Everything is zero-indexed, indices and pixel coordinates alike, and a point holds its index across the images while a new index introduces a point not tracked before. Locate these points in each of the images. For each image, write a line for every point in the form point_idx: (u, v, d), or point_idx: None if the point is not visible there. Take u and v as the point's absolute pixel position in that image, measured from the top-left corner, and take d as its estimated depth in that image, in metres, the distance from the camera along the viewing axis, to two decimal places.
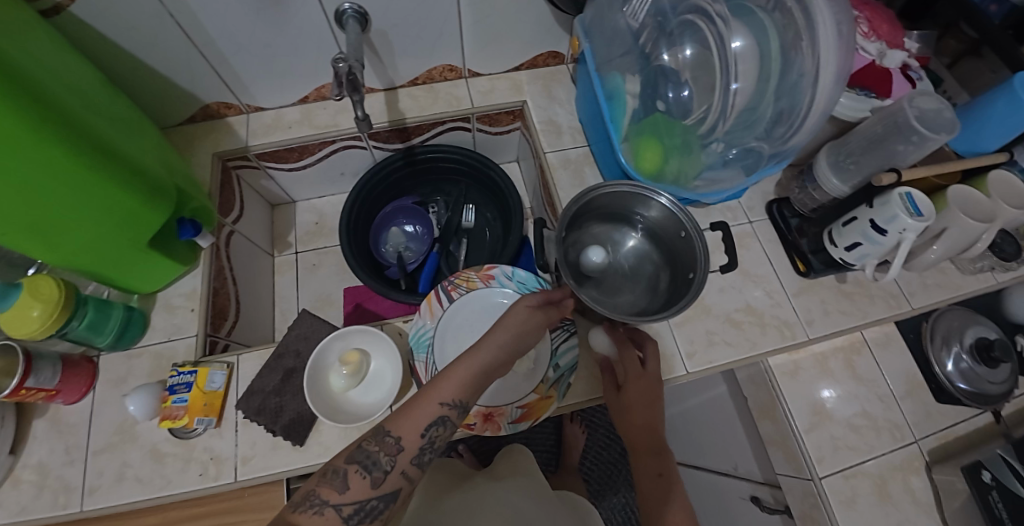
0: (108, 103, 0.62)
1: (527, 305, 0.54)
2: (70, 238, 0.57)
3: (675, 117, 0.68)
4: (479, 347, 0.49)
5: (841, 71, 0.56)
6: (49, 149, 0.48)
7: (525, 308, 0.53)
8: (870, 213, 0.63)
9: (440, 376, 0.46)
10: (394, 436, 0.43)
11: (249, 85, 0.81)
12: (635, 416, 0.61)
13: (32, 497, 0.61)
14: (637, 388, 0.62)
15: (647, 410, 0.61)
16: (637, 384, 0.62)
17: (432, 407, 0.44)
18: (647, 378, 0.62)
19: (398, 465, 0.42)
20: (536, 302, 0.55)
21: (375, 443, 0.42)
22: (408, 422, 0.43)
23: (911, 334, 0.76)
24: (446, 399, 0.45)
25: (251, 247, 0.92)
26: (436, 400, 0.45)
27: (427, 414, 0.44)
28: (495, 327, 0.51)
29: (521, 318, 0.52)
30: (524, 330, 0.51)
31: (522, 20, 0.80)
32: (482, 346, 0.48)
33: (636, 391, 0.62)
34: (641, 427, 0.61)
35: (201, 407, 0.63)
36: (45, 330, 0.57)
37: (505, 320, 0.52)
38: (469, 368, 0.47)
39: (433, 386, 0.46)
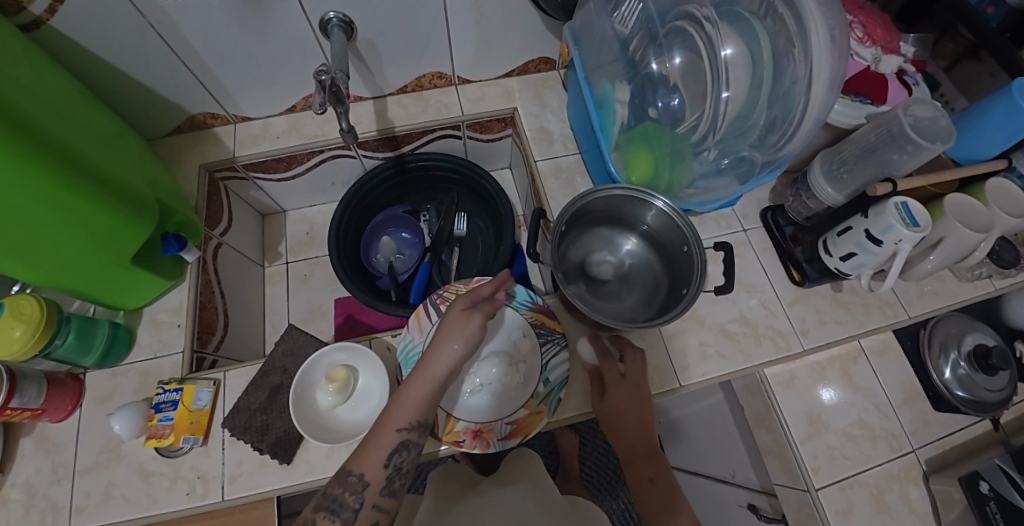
0: (86, 118, 0.61)
1: (462, 308, 0.54)
2: (52, 256, 0.56)
3: (665, 125, 0.66)
4: (424, 365, 0.51)
5: (836, 77, 0.55)
6: (30, 171, 0.47)
7: (459, 314, 0.54)
8: (865, 223, 0.62)
9: (391, 404, 0.49)
10: (355, 474, 0.46)
11: (235, 94, 0.80)
12: (628, 425, 0.61)
13: (19, 517, 0.60)
14: (623, 394, 0.62)
15: (639, 418, 0.61)
16: (624, 390, 0.62)
17: (389, 435, 0.48)
18: (632, 383, 0.63)
19: (366, 501, 0.46)
20: (467, 305, 0.55)
21: (339, 486, 0.46)
22: (368, 458, 0.47)
23: (909, 341, 0.75)
24: (402, 425, 0.48)
25: (241, 259, 0.91)
26: (393, 428, 0.48)
27: (386, 444, 0.47)
28: (436, 338, 0.52)
29: (459, 322, 0.53)
30: (468, 332, 0.52)
31: (511, 27, 0.79)
32: (428, 365, 0.51)
33: (624, 399, 0.62)
34: (636, 436, 0.60)
35: (187, 425, 0.62)
36: (27, 350, 0.56)
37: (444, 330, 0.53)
38: (418, 392, 0.50)
39: (386, 415, 0.49)
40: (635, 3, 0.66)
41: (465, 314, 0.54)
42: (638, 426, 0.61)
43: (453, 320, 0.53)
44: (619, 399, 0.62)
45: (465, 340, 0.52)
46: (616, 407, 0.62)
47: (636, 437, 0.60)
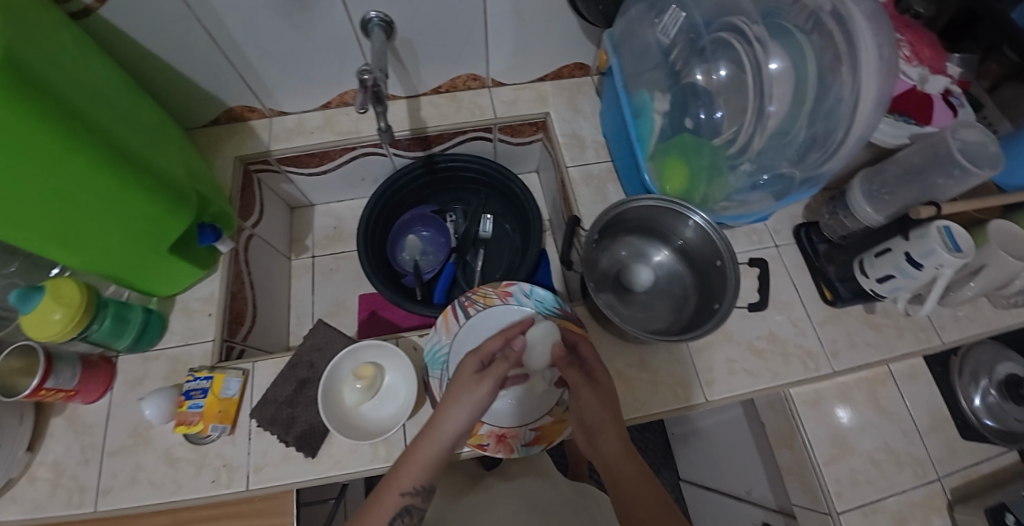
0: (131, 108, 0.62)
1: (471, 372, 0.55)
2: (92, 243, 0.57)
3: (704, 137, 0.65)
4: (432, 427, 0.53)
5: (883, 97, 0.54)
6: (77, 159, 0.49)
7: (468, 372, 0.55)
8: (905, 246, 0.61)
9: (396, 468, 0.52)
10: None
11: (273, 89, 0.81)
12: (608, 442, 0.55)
13: (46, 495, 0.62)
14: (594, 409, 0.56)
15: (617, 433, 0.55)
16: (594, 403, 0.56)
17: (394, 499, 0.51)
18: (602, 393, 0.56)
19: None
20: (476, 366, 0.56)
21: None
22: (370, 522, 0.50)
23: (939, 368, 0.72)
24: (404, 489, 0.51)
25: (270, 251, 0.92)
26: (395, 491, 0.51)
27: (388, 507, 0.50)
28: (445, 400, 0.54)
29: (468, 382, 0.54)
30: (476, 394, 0.53)
31: (549, 32, 0.79)
32: (435, 429, 0.53)
33: (598, 412, 0.56)
34: (617, 456, 0.54)
35: (215, 414, 0.63)
36: (66, 333, 0.57)
37: (451, 390, 0.54)
38: (422, 457, 0.52)
39: (389, 479, 0.52)
40: (678, 13, 0.65)
41: (473, 374, 0.55)
42: (619, 445, 0.55)
43: (463, 378, 0.55)
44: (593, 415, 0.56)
45: (475, 403, 0.53)
46: (593, 423, 0.56)
47: (618, 455, 0.54)
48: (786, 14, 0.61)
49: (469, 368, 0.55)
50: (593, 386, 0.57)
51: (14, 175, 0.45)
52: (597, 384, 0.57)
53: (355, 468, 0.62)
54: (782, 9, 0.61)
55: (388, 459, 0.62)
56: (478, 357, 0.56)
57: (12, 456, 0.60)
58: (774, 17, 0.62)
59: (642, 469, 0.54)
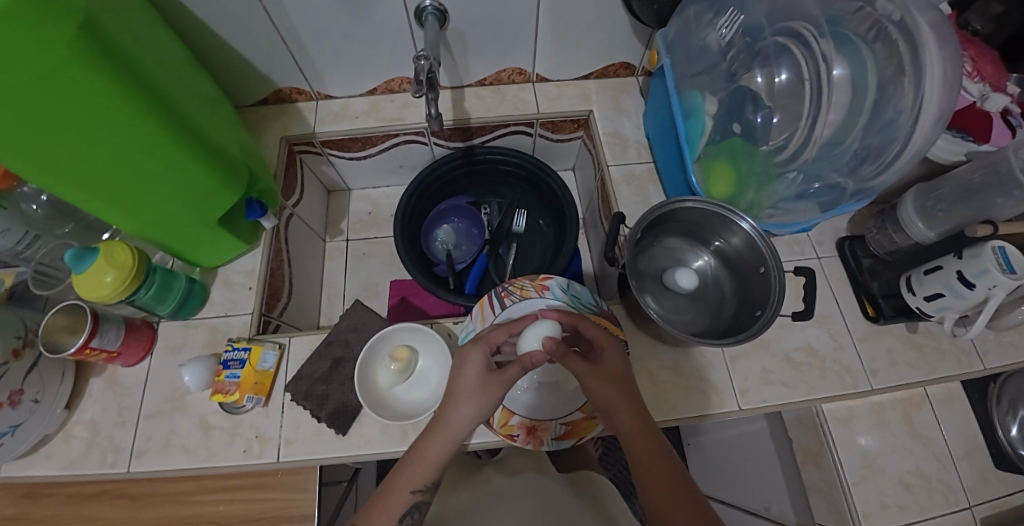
0: (196, 81, 0.64)
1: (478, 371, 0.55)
2: (147, 211, 0.58)
3: (756, 142, 0.64)
4: (437, 425, 0.54)
5: (946, 108, 0.53)
6: (145, 124, 0.50)
7: (472, 370, 0.55)
8: (958, 264, 0.59)
9: (402, 467, 0.53)
10: None
11: (323, 72, 0.82)
12: (623, 421, 0.52)
13: (81, 453, 0.63)
14: (603, 392, 0.53)
15: (633, 410, 0.53)
16: (603, 383, 0.54)
17: (403, 495, 0.52)
18: (606, 373, 0.54)
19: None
20: (480, 366, 0.55)
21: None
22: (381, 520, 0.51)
23: (976, 394, 0.69)
24: (413, 487, 0.52)
25: (307, 231, 0.93)
26: (405, 490, 0.52)
27: (398, 506, 0.51)
28: (450, 397, 0.54)
29: (474, 381, 0.54)
30: (481, 393, 0.53)
31: (599, 30, 0.79)
32: (441, 428, 0.53)
33: (607, 393, 0.53)
34: (635, 434, 0.52)
35: (251, 385, 0.64)
36: (116, 294, 0.59)
37: (456, 388, 0.55)
38: (429, 456, 0.53)
39: (396, 477, 0.53)
40: (737, 15, 0.65)
41: (477, 375, 0.55)
42: (635, 423, 0.52)
43: (465, 378, 0.54)
44: (603, 396, 0.53)
45: (478, 402, 0.53)
46: (604, 403, 0.53)
47: (635, 434, 0.52)
48: (846, 23, 0.60)
49: (473, 368, 0.55)
50: (598, 370, 0.54)
51: (84, 134, 0.47)
52: (601, 368, 0.54)
53: (384, 448, 0.62)
54: (842, 17, 0.60)
55: None
56: (481, 354, 0.56)
57: (51, 412, 0.62)
58: (836, 25, 0.60)
59: (661, 444, 0.52)
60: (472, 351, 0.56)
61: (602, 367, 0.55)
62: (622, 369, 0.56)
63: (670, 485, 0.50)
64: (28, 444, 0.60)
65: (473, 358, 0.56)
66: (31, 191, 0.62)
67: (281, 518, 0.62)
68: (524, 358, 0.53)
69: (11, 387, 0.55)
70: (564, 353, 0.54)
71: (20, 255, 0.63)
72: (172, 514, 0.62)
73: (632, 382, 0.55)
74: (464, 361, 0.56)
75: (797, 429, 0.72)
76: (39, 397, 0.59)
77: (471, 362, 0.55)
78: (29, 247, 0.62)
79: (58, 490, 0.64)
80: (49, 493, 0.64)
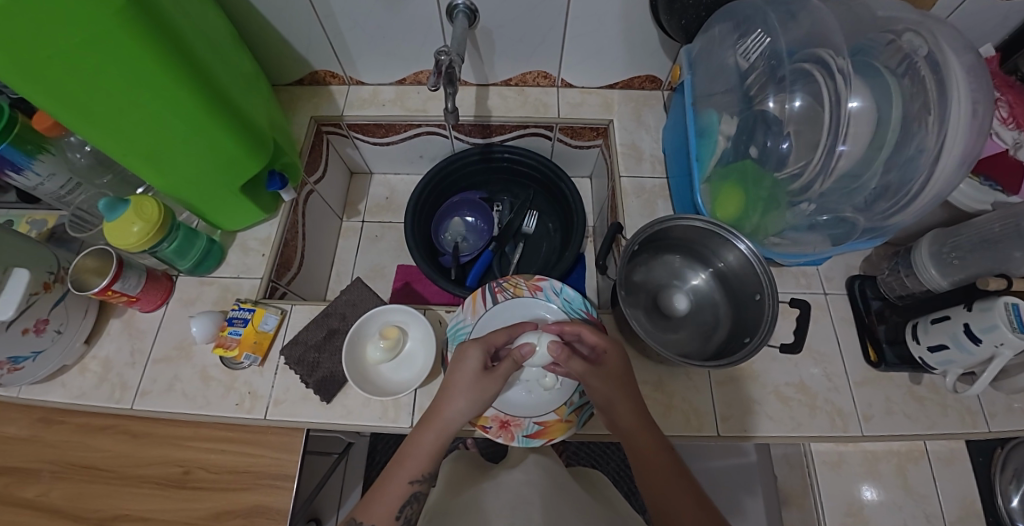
0: (237, 58, 0.68)
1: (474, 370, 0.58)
2: (177, 171, 0.63)
3: (767, 168, 0.62)
4: (432, 417, 0.56)
5: (969, 154, 0.51)
6: (182, 90, 0.54)
7: (469, 367, 0.58)
8: (966, 316, 0.56)
9: (400, 459, 0.54)
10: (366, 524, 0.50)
11: (357, 59, 0.86)
12: (623, 419, 0.55)
13: (93, 386, 0.69)
14: (601, 390, 0.56)
15: (632, 407, 0.55)
16: (602, 382, 0.57)
17: (402, 487, 0.52)
18: (604, 373, 0.57)
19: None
20: (479, 364, 0.58)
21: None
22: (377, 510, 0.51)
23: (980, 458, 0.64)
24: (413, 477, 0.53)
25: (325, 209, 0.98)
26: (404, 480, 0.52)
27: (398, 496, 0.52)
28: (445, 390, 0.57)
29: (468, 378, 0.57)
30: (474, 389, 0.57)
31: (626, 41, 0.79)
32: (435, 421, 0.55)
33: (606, 391, 0.56)
34: (634, 430, 0.54)
35: (251, 343, 0.68)
36: (139, 244, 0.64)
37: (451, 382, 0.57)
38: (425, 447, 0.54)
39: (394, 470, 0.53)
40: (763, 37, 0.63)
41: (474, 372, 0.58)
42: (634, 421, 0.55)
43: (462, 374, 0.57)
44: (603, 394, 0.56)
45: (476, 397, 0.56)
46: (604, 401, 0.57)
47: (634, 430, 0.54)
48: (877, 54, 0.58)
49: (471, 365, 0.58)
50: (597, 371, 0.57)
51: (127, 94, 0.52)
52: (598, 369, 0.57)
53: (364, 421, 0.65)
54: (874, 48, 0.59)
55: (395, 420, 0.65)
56: (480, 353, 0.59)
57: (71, 345, 0.68)
58: (864, 55, 0.59)
59: (661, 441, 0.54)
60: (471, 350, 0.59)
61: (599, 367, 0.57)
62: (623, 370, 0.58)
63: (669, 478, 0.51)
64: (47, 370, 0.66)
65: (470, 357, 0.58)
66: (77, 141, 0.68)
67: (269, 475, 0.64)
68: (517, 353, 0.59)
69: (37, 315, 0.61)
70: (566, 356, 0.58)
71: (63, 198, 0.71)
72: (168, 455, 0.66)
73: (633, 381, 0.58)
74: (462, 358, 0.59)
75: (782, 467, 0.70)
76: (62, 329, 0.65)
77: (468, 360, 0.58)
78: (70, 192, 0.71)
79: (67, 418, 0.69)
80: (60, 420, 0.69)
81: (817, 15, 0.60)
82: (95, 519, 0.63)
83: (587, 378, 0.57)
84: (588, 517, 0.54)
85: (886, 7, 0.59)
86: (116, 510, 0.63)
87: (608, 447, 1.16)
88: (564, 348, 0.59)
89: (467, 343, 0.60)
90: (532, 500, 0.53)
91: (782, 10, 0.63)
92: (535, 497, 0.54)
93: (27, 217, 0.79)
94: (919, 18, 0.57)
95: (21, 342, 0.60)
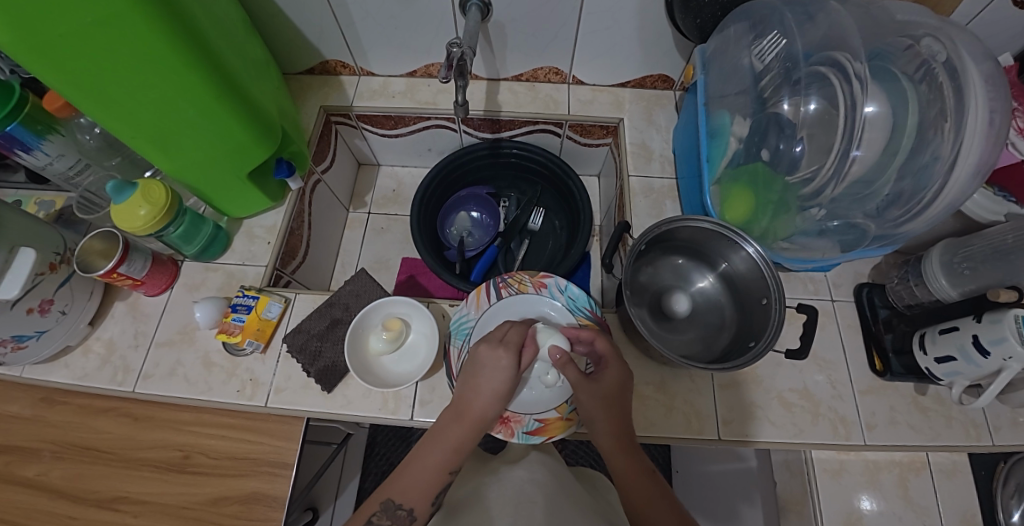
0: (247, 43, 0.68)
1: (507, 366, 0.56)
2: (187, 156, 0.63)
3: (778, 171, 0.61)
4: (465, 414, 0.56)
5: (986, 162, 0.50)
6: (190, 73, 0.54)
7: (504, 373, 0.56)
8: (975, 328, 0.56)
9: (426, 444, 0.55)
10: (405, 509, 0.51)
11: (368, 50, 0.86)
12: (604, 438, 0.57)
13: (96, 367, 0.70)
14: (587, 404, 0.57)
15: (613, 429, 0.56)
16: (594, 398, 0.56)
17: (442, 475, 0.54)
18: (601, 389, 0.56)
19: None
20: (511, 367, 0.57)
21: (388, 517, 0.51)
22: (417, 493, 0.52)
23: (982, 471, 0.63)
24: (451, 467, 0.54)
25: (332, 199, 0.98)
26: (442, 469, 0.54)
27: (435, 483, 0.53)
28: (476, 389, 0.56)
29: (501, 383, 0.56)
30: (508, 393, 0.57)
31: (640, 39, 0.79)
32: (469, 415, 0.56)
33: (591, 407, 0.56)
34: (614, 449, 0.56)
35: (253, 330, 0.68)
36: (146, 228, 0.64)
37: (483, 385, 0.56)
38: (456, 440, 0.55)
39: (424, 454, 0.54)
40: (779, 39, 0.62)
41: (509, 377, 0.56)
42: (613, 442, 0.56)
43: (495, 377, 0.56)
44: (585, 407, 0.57)
45: (504, 397, 0.57)
46: (586, 414, 0.57)
47: (614, 450, 0.56)
48: (894, 59, 0.57)
49: (506, 371, 0.56)
50: (591, 384, 0.56)
51: (137, 76, 0.51)
52: (596, 384, 0.56)
53: (364, 412, 0.65)
54: (891, 53, 0.58)
55: (395, 412, 0.65)
56: (513, 355, 0.57)
57: (75, 326, 0.68)
58: (881, 60, 0.58)
59: (640, 462, 0.55)
60: (503, 354, 0.57)
61: (600, 383, 0.56)
62: (621, 387, 0.57)
63: (650, 495, 0.52)
64: (50, 350, 0.67)
65: (502, 362, 0.56)
66: (87, 123, 0.68)
67: (268, 463, 0.64)
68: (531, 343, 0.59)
69: (42, 295, 0.62)
70: (565, 361, 0.57)
71: (71, 180, 0.71)
72: (168, 439, 0.66)
73: (624, 399, 0.57)
74: (493, 361, 0.57)
75: (782, 473, 0.69)
76: (66, 309, 0.66)
77: (500, 363, 0.56)
78: (79, 173, 0.71)
79: (70, 399, 0.70)
80: (62, 401, 0.70)
81: (835, 17, 0.59)
82: (94, 500, 0.63)
83: (580, 388, 0.57)
84: (589, 517, 0.53)
85: (906, 11, 0.59)
86: (115, 491, 0.63)
87: None
88: (565, 356, 0.58)
89: (492, 345, 0.58)
90: (536, 500, 0.53)
91: (799, 11, 0.62)
92: (539, 497, 0.53)
93: (36, 197, 0.80)
94: (938, 24, 0.56)
95: (26, 322, 0.61)
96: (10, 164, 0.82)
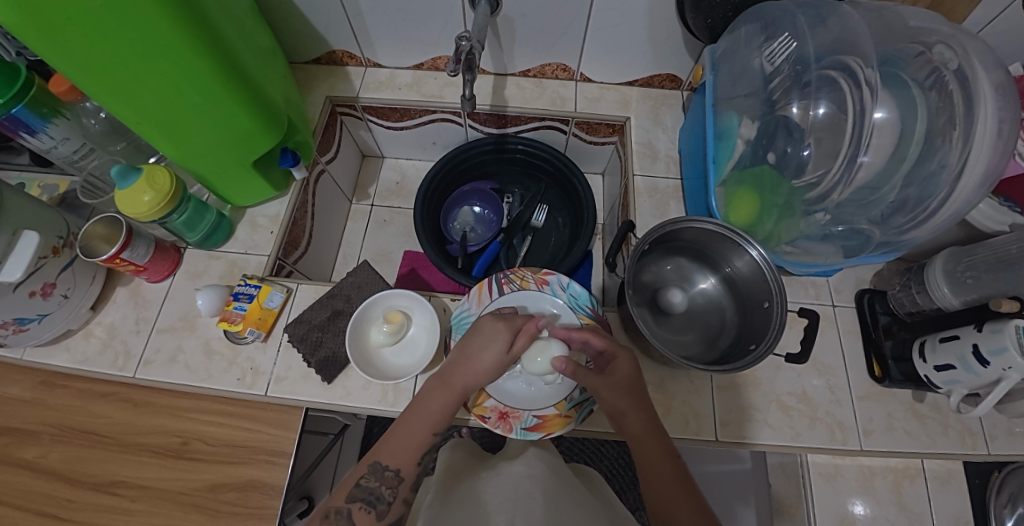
0: (256, 31, 0.67)
1: (492, 330, 0.57)
2: (192, 141, 0.63)
3: (785, 174, 0.61)
4: (451, 380, 0.56)
5: (994, 171, 0.50)
6: (199, 60, 0.54)
7: (496, 346, 0.56)
8: (976, 336, 0.56)
9: (415, 416, 0.55)
10: (392, 471, 0.53)
11: (375, 42, 0.85)
12: (632, 425, 0.55)
13: (96, 352, 0.70)
14: (614, 398, 0.56)
15: (642, 414, 0.55)
16: (608, 391, 0.56)
17: (427, 437, 0.54)
18: (617, 383, 0.56)
19: (399, 494, 0.52)
20: (504, 346, 0.56)
21: (375, 479, 0.52)
22: (399, 467, 0.53)
23: (977, 479, 0.64)
24: (437, 430, 0.55)
25: (335, 190, 0.98)
26: (428, 430, 0.54)
27: (419, 444, 0.54)
28: (467, 358, 0.56)
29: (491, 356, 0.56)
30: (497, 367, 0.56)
31: (650, 36, 0.78)
32: (454, 384, 0.56)
33: (617, 400, 0.56)
34: (642, 435, 0.55)
35: (255, 319, 0.68)
36: (150, 214, 0.64)
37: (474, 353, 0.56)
38: (443, 406, 0.55)
39: (411, 428, 0.54)
40: (790, 41, 0.61)
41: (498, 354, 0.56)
42: (644, 426, 0.55)
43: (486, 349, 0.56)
44: (614, 401, 0.56)
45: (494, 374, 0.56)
46: (614, 408, 0.56)
47: (642, 436, 0.55)
48: (905, 65, 0.57)
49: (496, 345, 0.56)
50: (606, 380, 0.56)
51: (145, 62, 0.51)
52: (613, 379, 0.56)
53: (364, 404, 0.65)
54: (902, 59, 0.58)
55: (394, 405, 0.65)
56: (509, 334, 0.56)
57: (77, 310, 0.68)
58: (892, 66, 0.58)
59: (665, 447, 0.55)
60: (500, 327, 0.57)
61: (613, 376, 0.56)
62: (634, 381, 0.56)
63: (674, 489, 0.52)
64: (51, 333, 0.67)
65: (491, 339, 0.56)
66: (93, 107, 0.68)
67: (266, 451, 0.64)
68: (530, 326, 0.57)
69: (45, 278, 0.62)
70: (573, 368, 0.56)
71: (75, 163, 0.71)
72: (167, 425, 0.66)
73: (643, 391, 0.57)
74: (489, 337, 0.56)
75: (778, 475, 0.70)
76: (68, 293, 0.66)
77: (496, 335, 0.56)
78: (82, 157, 0.71)
79: (70, 383, 0.70)
80: (63, 384, 0.70)
81: (847, 20, 0.59)
82: (93, 483, 0.63)
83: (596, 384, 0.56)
84: (589, 515, 0.53)
85: (918, 18, 0.59)
86: (113, 476, 0.64)
87: (605, 445, 1.17)
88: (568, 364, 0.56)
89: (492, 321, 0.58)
90: (534, 496, 0.53)
91: (812, 13, 0.61)
92: (536, 493, 0.53)
93: (40, 181, 0.80)
94: (951, 30, 0.56)
95: (27, 305, 0.61)
96: (13, 146, 0.82)
